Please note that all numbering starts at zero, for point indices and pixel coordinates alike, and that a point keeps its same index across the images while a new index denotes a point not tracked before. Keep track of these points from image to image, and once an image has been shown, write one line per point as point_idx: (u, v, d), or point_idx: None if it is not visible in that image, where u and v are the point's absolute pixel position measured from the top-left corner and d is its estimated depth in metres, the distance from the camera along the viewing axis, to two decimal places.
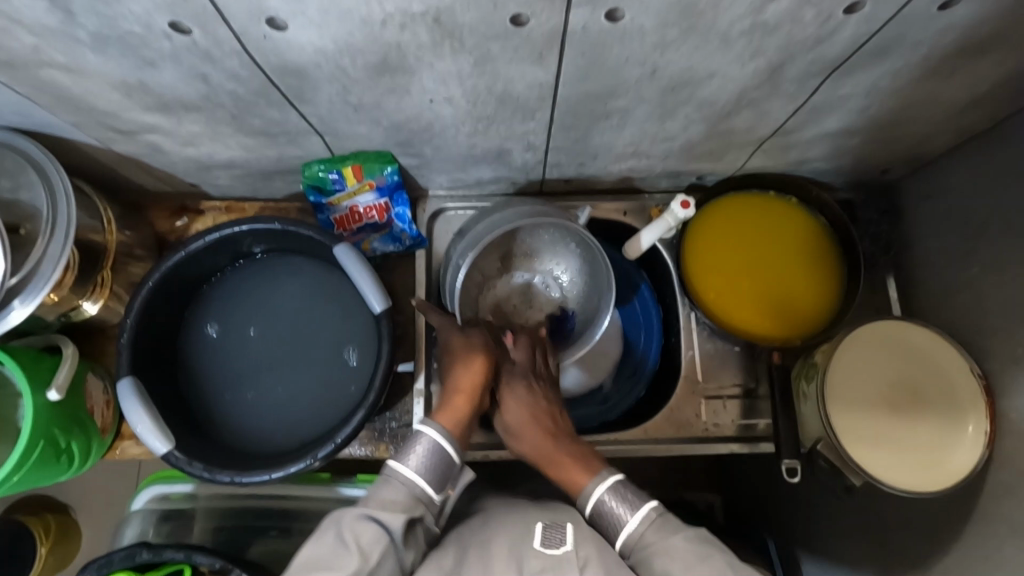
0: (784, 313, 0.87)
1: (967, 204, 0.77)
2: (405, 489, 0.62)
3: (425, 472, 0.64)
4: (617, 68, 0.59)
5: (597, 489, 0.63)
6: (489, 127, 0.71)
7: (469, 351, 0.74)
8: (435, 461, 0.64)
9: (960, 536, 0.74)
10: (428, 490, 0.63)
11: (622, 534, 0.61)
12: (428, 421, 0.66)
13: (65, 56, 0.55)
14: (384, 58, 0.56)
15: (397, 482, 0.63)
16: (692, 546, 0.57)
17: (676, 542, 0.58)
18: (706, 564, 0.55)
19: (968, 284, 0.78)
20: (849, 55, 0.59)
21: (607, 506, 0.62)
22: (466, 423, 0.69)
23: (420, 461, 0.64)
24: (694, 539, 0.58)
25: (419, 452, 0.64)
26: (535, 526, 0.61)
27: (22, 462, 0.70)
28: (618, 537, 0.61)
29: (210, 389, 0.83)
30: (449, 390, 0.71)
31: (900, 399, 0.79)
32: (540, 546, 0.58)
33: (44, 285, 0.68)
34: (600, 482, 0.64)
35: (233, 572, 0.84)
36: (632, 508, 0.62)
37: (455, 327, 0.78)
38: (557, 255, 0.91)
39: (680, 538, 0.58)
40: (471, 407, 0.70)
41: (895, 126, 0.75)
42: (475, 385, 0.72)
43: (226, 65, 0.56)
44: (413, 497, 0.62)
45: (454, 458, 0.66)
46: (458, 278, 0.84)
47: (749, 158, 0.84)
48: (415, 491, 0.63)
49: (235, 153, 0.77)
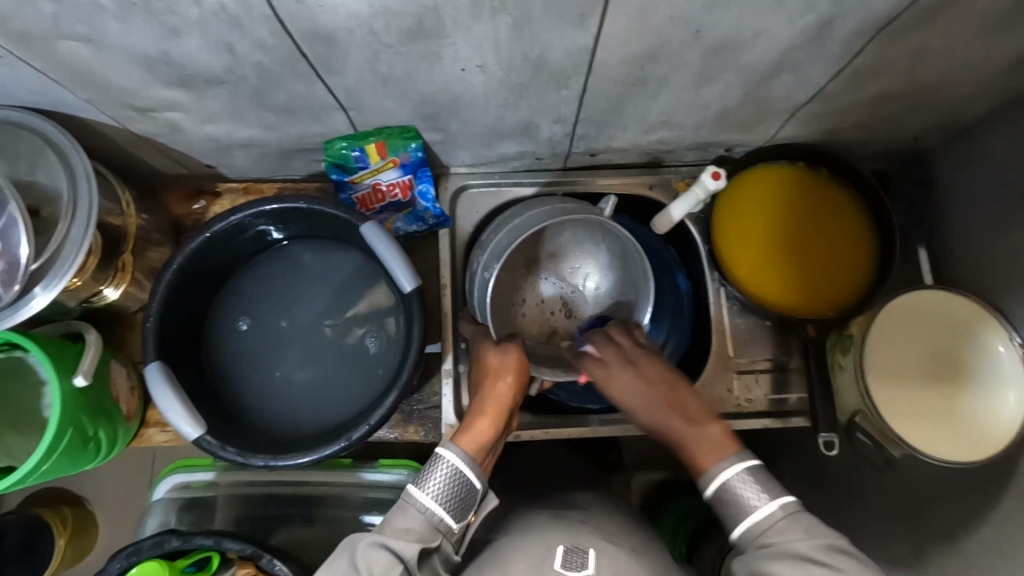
0: (820, 288, 0.85)
1: (1007, 168, 0.76)
2: (423, 517, 0.61)
3: (444, 499, 0.62)
4: (660, 30, 0.57)
5: (724, 472, 0.60)
6: (520, 97, 0.69)
7: (500, 369, 0.75)
8: (454, 487, 0.63)
9: (999, 503, 0.73)
10: (447, 519, 0.62)
11: (746, 522, 0.57)
12: (446, 444, 0.66)
13: (86, 26, 0.53)
14: (419, 22, 0.54)
15: (415, 509, 0.61)
16: (820, 556, 0.53)
17: (805, 548, 0.54)
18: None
19: (1007, 250, 0.76)
20: (902, 10, 0.57)
21: (738, 488, 0.59)
22: (487, 444, 0.68)
23: (439, 487, 0.62)
24: (825, 547, 0.53)
25: (438, 477, 0.63)
26: (556, 549, 0.61)
27: (49, 451, 0.68)
28: (739, 523, 0.58)
29: (236, 373, 0.81)
30: (473, 412, 0.71)
31: (942, 369, 0.78)
32: (561, 568, 0.58)
33: (67, 269, 0.66)
34: (727, 465, 0.60)
35: (263, 558, 0.83)
36: (767, 497, 0.58)
37: (488, 344, 0.79)
38: (583, 256, 0.90)
39: (810, 544, 0.54)
40: (495, 428, 0.70)
41: (938, 89, 0.73)
42: (499, 405, 0.72)
43: (255, 33, 0.54)
44: (432, 526, 0.61)
45: (475, 484, 0.64)
46: (487, 292, 0.81)
47: (781, 127, 0.82)
48: (433, 519, 0.61)
49: (256, 131, 0.75)
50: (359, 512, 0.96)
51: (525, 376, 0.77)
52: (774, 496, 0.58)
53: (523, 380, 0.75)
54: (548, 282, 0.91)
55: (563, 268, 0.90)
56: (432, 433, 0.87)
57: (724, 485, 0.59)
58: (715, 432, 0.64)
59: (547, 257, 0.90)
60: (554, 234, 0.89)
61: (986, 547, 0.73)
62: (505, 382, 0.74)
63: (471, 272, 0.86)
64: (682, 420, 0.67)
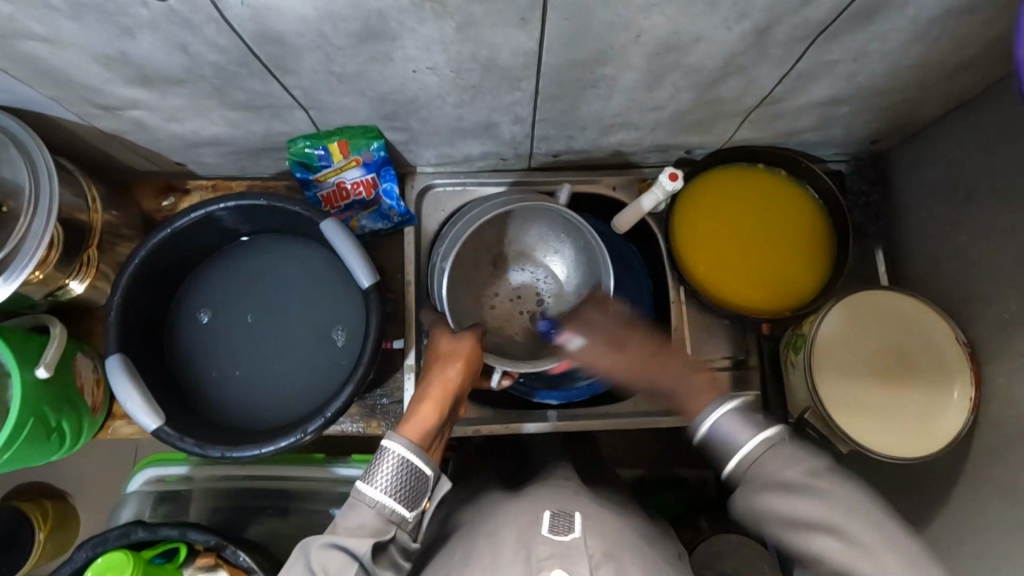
0: (775, 289, 0.87)
1: (955, 170, 0.77)
2: (374, 511, 0.61)
3: (394, 491, 0.62)
4: (603, 33, 0.59)
5: (708, 417, 0.62)
6: (475, 97, 0.71)
7: (450, 355, 0.76)
8: (403, 477, 0.63)
9: (948, 497, 0.75)
10: (400, 509, 0.62)
11: (735, 458, 0.60)
12: (393, 434, 0.65)
13: (41, 25, 0.54)
14: (365, 24, 0.55)
15: (364, 505, 0.61)
16: (803, 482, 0.55)
17: (788, 477, 0.56)
18: (817, 502, 0.54)
19: (955, 251, 0.78)
20: (836, 18, 0.59)
21: (724, 431, 0.61)
22: (432, 432, 0.68)
23: (387, 480, 0.62)
24: (808, 473, 0.56)
25: (384, 470, 0.63)
26: (542, 514, 0.63)
27: (11, 439, 0.70)
28: (729, 460, 0.60)
29: (202, 364, 0.83)
30: (417, 398, 0.71)
31: (890, 366, 0.79)
32: (549, 533, 0.60)
33: (28, 262, 0.68)
34: (710, 411, 0.63)
35: (228, 548, 0.84)
36: (750, 433, 0.60)
37: (443, 334, 0.79)
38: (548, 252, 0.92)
39: (789, 472, 0.56)
40: (438, 414, 0.70)
41: (885, 94, 0.75)
42: (446, 389, 0.72)
43: (205, 33, 0.56)
44: (385, 519, 0.61)
45: (424, 470, 0.65)
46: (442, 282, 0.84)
47: (737, 130, 0.83)
48: (384, 511, 0.61)
49: (220, 129, 0.76)
50: (329, 507, 0.98)
51: (475, 366, 0.77)
52: (755, 432, 0.60)
53: (473, 367, 0.76)
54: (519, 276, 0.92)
55: (526, 264, 0.92)
56: (395, 427, 0.88)
57: (711, 429, 0.62)
58: (698, 379, 0.73)
59: (514, 255, 0.92)
60: (522, 231, 0.91)
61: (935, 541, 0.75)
62: (453, 368, 0.74)
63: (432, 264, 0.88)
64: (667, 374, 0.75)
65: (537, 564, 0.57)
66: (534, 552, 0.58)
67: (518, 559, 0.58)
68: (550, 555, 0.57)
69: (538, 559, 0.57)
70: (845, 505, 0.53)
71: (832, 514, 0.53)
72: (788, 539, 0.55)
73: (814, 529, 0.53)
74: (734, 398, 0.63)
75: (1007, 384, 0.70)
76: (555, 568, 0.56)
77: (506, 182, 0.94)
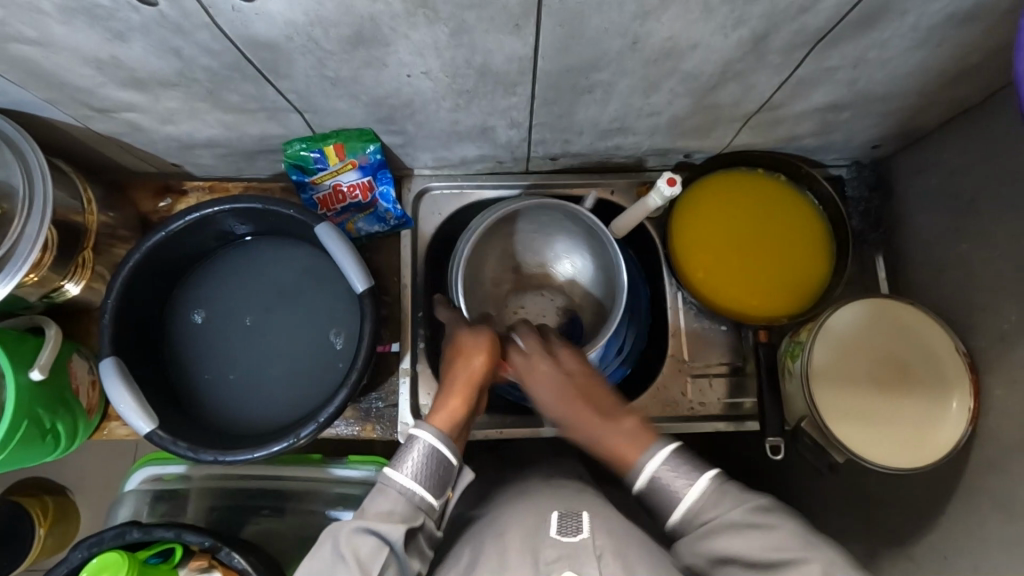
0: (776, 296, 0.87)
1: (957, 178, 0.76)
2: (403, 498, 0.61)
3: (422, 478, 0.63)
4: (597, 39, 0.58)
5: (649, 463, 0.62)
6: (470, 102, 0.70)
7: (472, 349, 0.74)
8: (431, 465, 0.63)
9: (944, 510, 0.75)
10: (427, 496, 0.62)
11: (680, 507, 0.60)
12: (421, 424, 0.65)
13: (32, 29, 0.54)
14: (357, 29, 0.55)
15: (392, 491, 0.61)
16: (750, 521, 0.56)
17: (737, 517, 0.57)
18: (770, 537, 0.55)
19: (957, 260, 0.77)
20: (835, 25, 0.58)
21: (661, 480, 0.61)
22: (461, 422, 0.68)
23: (415, 467, 0.63)
24: (753, 510, 0.57)
25: (414, 457, 0.63)
26: (550, 516, 0.63)
27: (6, 442, 0.70)
28: (674, 510, 0.60)
29: (197, 367, 0.84)
30: (445, 388, 0.71)
31: (886, 376, 0.79)
32: (557, 534, 0.60)
33: (23, 265, 0.68)
34: (651, 456, 0.62)
35: (224, 549, 0.83)
36: (688, 480, 0.60)
37: (464, 325, 0.78)
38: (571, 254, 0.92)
39: (741, 511, 0.57)
40: (467, 406, 0.69)
41: (886, 101, 0.74)
42: (470, 380, 0.71)
43: (197, 38, 0.55)
44: (413, 506, 0.61)
45: (452, 460, 0.65)
46: (460, 269, 0.84)
47: (736, 135, 0.82)
48: (413, 499, 0.62)
49: (216, 131, 0.76)
50: (326, 507, 0.97)
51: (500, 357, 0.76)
52: (693, 478, 0.60)
53: (497, 361, 0.75)
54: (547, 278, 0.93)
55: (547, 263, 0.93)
56: (390, 431, 0.88)
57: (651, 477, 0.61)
58: (629, 425, 0.67)
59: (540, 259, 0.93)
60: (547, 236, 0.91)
61: (931, 553, 0.75)
62: (479, 359, 0.73)
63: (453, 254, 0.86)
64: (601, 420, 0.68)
65: (545, 566, 0.56)
66: (542, 554, 0.57)
67: (525, 562, 0.57)
68: (557, 557, 0.57)
69: (546, 561, 0.57)
70: (797, 540, 0.55)
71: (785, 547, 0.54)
72: None
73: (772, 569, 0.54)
74: (669, 444, 0.63)
75: (1005, 397, 0.69)
76: (564, 570, 0.55)
77: (503, 184, 0.94)
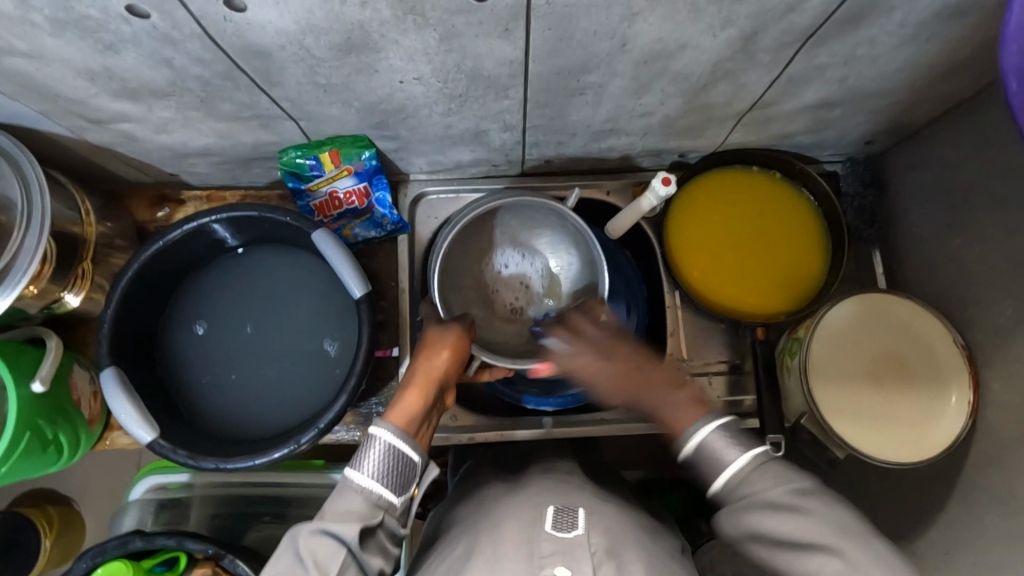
0: (773, 292, 0.87)
1: (951, 172, 0.76)
2: (362, 497, 0.61)
3: (382, 476, 0.62)
4: (587, 41, 0.58)
5: (699, 432, 0.61)
6: (463, 106, 0.71)
7: (437, 343, 0.75)
8: (391, 463, 0.62)
9: (945, 505, 0.74)
10: (386, 494, 0.62)
11: (722, 477, 0.59)
12: (379, 421, 0.65)
13: (25, 42, 0.55)
14: (347, 36, 0.55)
15: (351, 491, 0.61)
16: (791, 501, 0.56)
17: (776, 496, 0.56)
18: (809, 522, 0.54)
19: (952, 255, 0.77)
20: (822, 23, 0.58)
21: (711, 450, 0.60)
22: (420, 418, 0.67)
23: (375, 466, 0.62)
24: (796, 493, 0.56)
25: (373, 455, 0.62)
26: (545, 510, 0.63)
27: (8, 453, 0.70)
28: (716, 479, 0.60)
29: (197, 376, 0.84)
30: (404, 385, 0.71)
31: (885, 371, 0.79)
32: (551, 529, 0.60)
33: (21, 276, 0.69)
34: (701, 425, 0.61)
35: (226, 557, 0.83)
36: (740, 451, 0.59)
37: (433, 322, 0.79)
38: (544, 247, 0.90)
39: (782, 490, 0.56)
40: (426, 400, 0.69)
41: (876, 97, 0.74)
42: (429, 377, 0.71)
43: (188, 48, 0.56)
44: (372, 504, 0.61)
45: (412, 457, 0.64)
46: (437, 264, 0.84)
47: (728, 134, 0.83)
48: (371, 497, 0.61)
49: (211, 140, 0.76)
50: None
51: (466, 353, 0.77)
52: (746, 449, 0.59)
53: (462, 356, 0.75)
54: (507, 264, 0.89)
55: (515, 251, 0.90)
56: None
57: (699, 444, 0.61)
58: (685, 395, 0.65)
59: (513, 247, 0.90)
60: (524, 227, 0.89)
61: (933, 549, 0.75)
62: (442, 356, 0.74)
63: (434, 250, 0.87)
64: (656, 389, 0.67)
65: (539, 561, 0.57)
66: (537, 547, 0.58)
67: (520, 557, 0.58)
68: (552, 552, 0.57)
69: (540, 555, 0.58)
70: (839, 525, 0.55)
71: (817, 531, 0.54)
72: (777, 558, 0.56)
73: (807, 549, 0.54)
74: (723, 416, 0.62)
75: (1003, 391, 0.69)
76: (557, 565, 0.56)
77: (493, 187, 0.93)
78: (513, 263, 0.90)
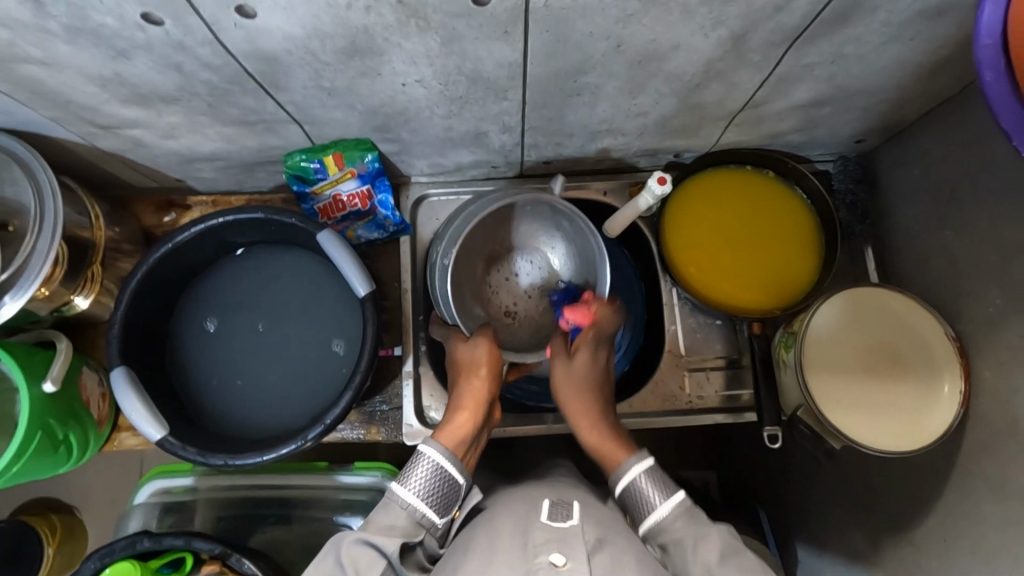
0: (769, 288, 0.89)
1: (938, 168, 0.79)
2: (406, 513, 0.64)
3: (427, 496, 0.66)
4: (583, 43, 0.60)
5: (633, 467, 0.69)
6: (463, 109, 0.73)
7: (474, 366, 0.78)
8: (436, 483, 0.66)
9: (941, 495, 0.76)
10: (430, 514, 0.65)
11: (649, 519, 0.66)
12: (429, 440, 0.68)
13: (41, 50, 0.57)
14: (352, 41, 0.57)
15: (397, 506, 0.64)
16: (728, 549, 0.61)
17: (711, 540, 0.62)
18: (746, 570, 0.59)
19: (942, 248, 0.79)
20: (808, 23, 0.60)
21: (642, 489, 0.68)
22: (468, 439, 0.71)
23: (421, 485, 0.66)
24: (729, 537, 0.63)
25: (419, 474, 0.66)
26: (540, 504, 0.65)
27: (20, 451, 0.71)
28: (645, 519, 0.66)
29: (205, 377, 0.86)
30: (452, 408, 0.74)
31: (878, 364, 0.81)
32: (547, 519, 0.62)
33: (34, 278, 0.70)
34: (637, 460, 0.70)
35: (234, 555, 0.84)
36: (664, 497, 0.67)
37: (460, 340, 0.81)
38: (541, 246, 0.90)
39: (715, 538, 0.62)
40: (474, 422, 0.72)
41: (862, 96, 0.76)
42: (476, 399, 0.75)
43: (198, 53, 0.58)
44: (415, 522, 0.64)
45: (457, 478, 0.68)
46: (445, 281, 0.85)
47: (722, 134, 0.85)
48: (415, 514, 0.64)
49: (218, 145, 0.78)
50: (333, 514, 0.98)
51: (498, 368, 0.79)
52: (670, 496, 0.67)
53: (496, 371, 0.78)
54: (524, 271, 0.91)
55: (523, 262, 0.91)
56: (394, 432, 0.90)
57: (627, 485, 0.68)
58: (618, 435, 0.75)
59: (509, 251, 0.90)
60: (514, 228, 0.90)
61: (931, 538, 0.76)
62: (479, 377, 0.77)
63: (432, 263, 0.89)
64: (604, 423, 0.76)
65: (534, 548, 0.57)
66: (531, 536, 0.59)
67: (516, 545, 0.58)
68: (547, 539, 0.58)
69: (535, 544, 0.58)
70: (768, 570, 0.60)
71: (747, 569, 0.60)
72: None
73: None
74: (648, 459, 0.70)
75: (994, 377, 0.71)
76: (552, 552, 0.55)
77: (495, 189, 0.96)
78: (527, 263, 0.91)
